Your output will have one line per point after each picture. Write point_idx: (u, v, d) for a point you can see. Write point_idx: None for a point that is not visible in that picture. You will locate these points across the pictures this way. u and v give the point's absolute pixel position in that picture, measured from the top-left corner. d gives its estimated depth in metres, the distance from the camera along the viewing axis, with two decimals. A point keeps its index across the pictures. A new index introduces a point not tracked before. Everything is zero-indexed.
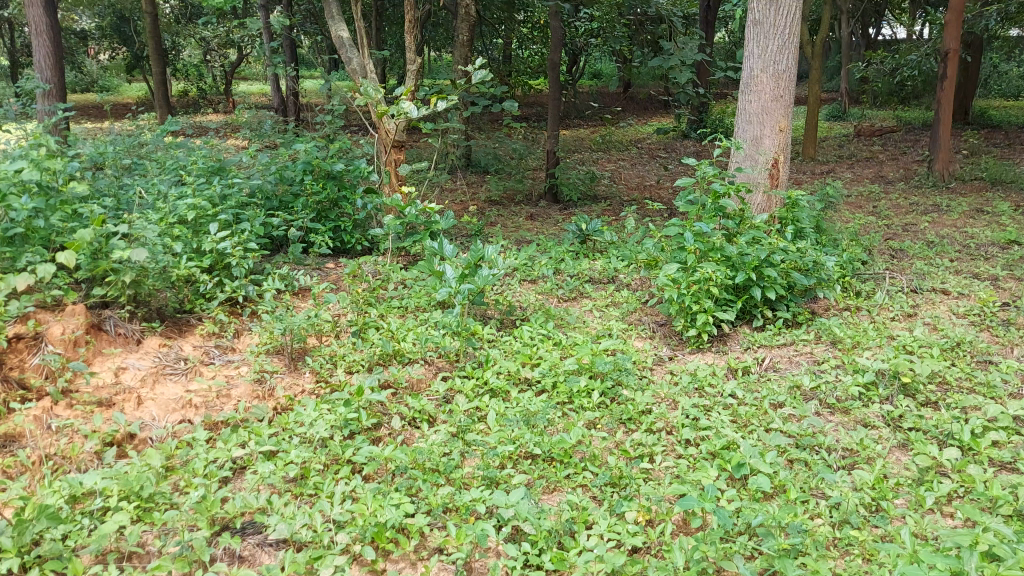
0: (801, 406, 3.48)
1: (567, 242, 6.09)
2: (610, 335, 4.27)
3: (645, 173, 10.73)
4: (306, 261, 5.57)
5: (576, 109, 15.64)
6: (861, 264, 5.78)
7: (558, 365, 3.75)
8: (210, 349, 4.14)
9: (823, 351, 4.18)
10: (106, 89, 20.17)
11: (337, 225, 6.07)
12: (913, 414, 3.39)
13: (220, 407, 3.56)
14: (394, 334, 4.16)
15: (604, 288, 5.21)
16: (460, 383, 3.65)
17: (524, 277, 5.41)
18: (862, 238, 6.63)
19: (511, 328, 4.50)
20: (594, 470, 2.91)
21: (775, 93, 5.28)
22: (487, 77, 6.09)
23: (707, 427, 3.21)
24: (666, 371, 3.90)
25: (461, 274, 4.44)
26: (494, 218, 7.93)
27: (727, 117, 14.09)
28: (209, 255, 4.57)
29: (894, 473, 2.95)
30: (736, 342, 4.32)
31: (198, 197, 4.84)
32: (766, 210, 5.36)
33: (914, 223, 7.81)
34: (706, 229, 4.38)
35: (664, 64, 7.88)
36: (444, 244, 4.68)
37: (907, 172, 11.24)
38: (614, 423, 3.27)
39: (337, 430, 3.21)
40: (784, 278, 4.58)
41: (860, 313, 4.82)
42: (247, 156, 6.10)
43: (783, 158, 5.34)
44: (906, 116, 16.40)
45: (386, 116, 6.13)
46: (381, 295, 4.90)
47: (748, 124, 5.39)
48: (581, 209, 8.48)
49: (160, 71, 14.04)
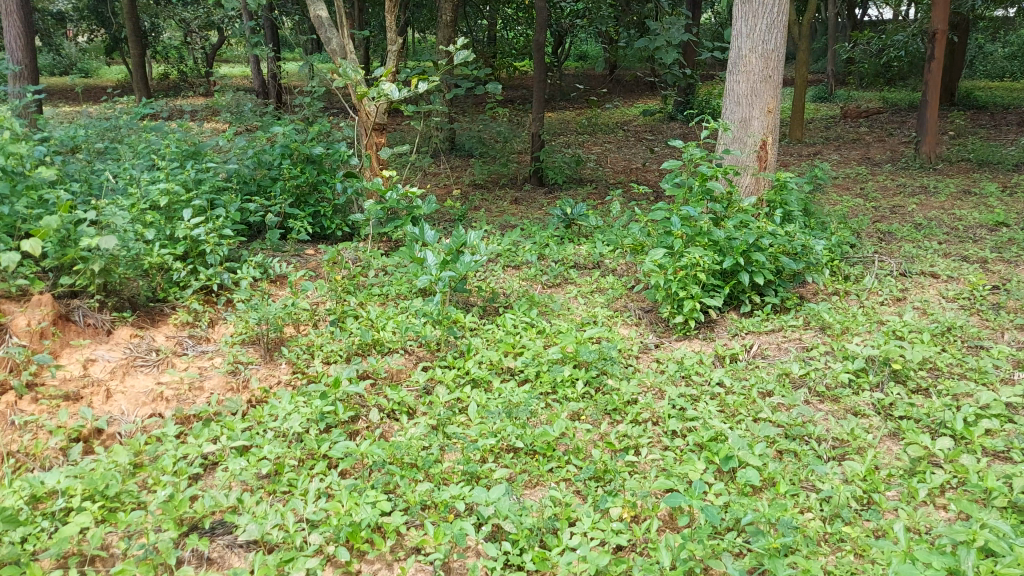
0: (789, 395, 3.40)
1: (552, 226, 5.98)
2: (595, 323, 4.17)
3: (632, 155, 10.62)
4: (284, 247, 5.44)
5: (562, 91, 15.50)
6: (850, 247, 5.70)
7: (542, 354, 3.65)
8: (184, 340, 4.01)
9: (813, 337, 4.10)
10: (85, 73, 19.86)
11: (317, 210, 5.94)
12: (904, 401, 3.32)
13: (192, 400, 3.43)
14: (373, 323, 4.05)
15: (589, 273, 5.13)
16: (440, 373, 3.55)
17: (508, 263, 5.31)
18: (850, 221, 6.55)
19: (493, 315, 4.40)
20: (578, 464, 2.82)
21: (764, 74, 5.17)
22: (470, 58, 5.95)
23: (694, 417, 3.12)
24: (652, 359, 3.81)
25: (443, 261, 4.32)
26: (479, 202, 7.82)
27: (714, 98, 13.98)
28: (182, 242, 4.43)
29: (885, 464, 2.87)
30: (723, 328, 4.23)
31: (171, 181, 4.69)
32: (754, 193, 5.27)
33: (902, 205, 7.75)
34: (693, 213, 4.29)
35: (650, 46, 7.81)
36: (426, 230, 4.57)
37: (894, 154, 11.19)
38: (599, 413, 3.18)
39: (313, 423, 3.10)
40: (772, 262, 4.50)
41: (848, 298, 4.75)
42: (224, 139, 5.94)
43: (772, 139, 5.24)
44: (892, 97, 16.35)
45: (366, 98, 5.97)
46: (361, 283, 4.78)
47: (737, 105, 5.27)
48: (567, 192, 8.38)
49: (139, 53, 13.78)
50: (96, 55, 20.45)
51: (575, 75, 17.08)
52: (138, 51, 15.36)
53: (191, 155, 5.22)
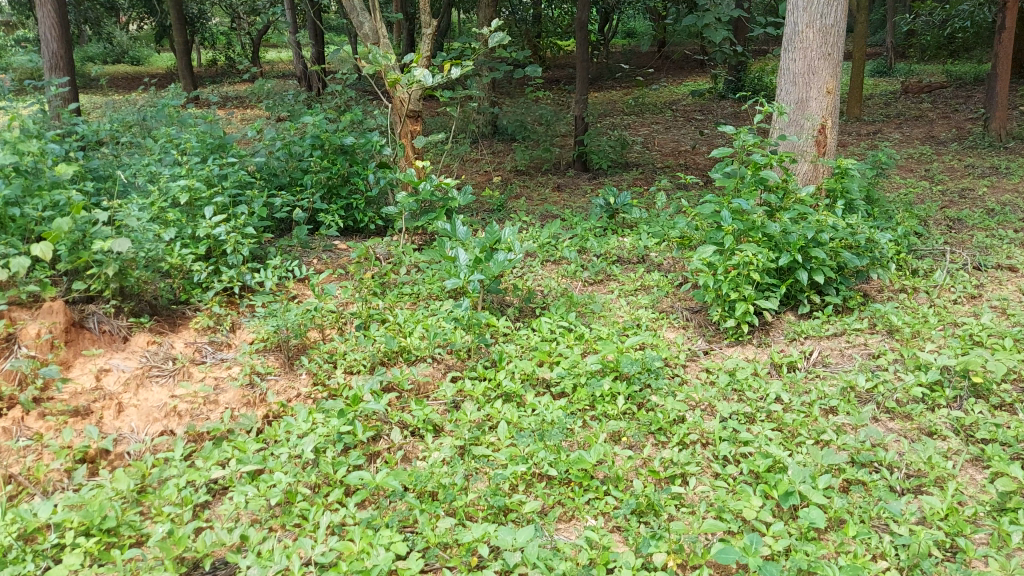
0: (855, 412, 3.05)
1: (594, 217, 5.69)
2: (638, 327, 3.87)
3: (680, 137, 10.21)
4: (314, 244, 5.23)
5: (607, 70, 15.07)
6: (917, 237, 5.28)
7: (580, 364, 3.36)
8: (203, 347, 3.81)
9: (880, 342, 3.74)
10: (137, 62, 20.07)
11: (349, 203, 5.73)
12: (987, 421, 2.95)
13: (206, 415, 3.22)
14: (400, 328, 3.81)
15: (634, 270, 4.83)
16: (469, 385, 3.29)
17: (546, 259, 5.03)
18: (916, 208, 6.10)
19: (529, 318, 4.12)
20: (617, 496, 2.54)
21: (823, 50, 4.74)
22: (505, 41, 5.63)
23: (748, 441, 2.80)
24: (701, 369, 3.50)
25: (475, 260, 4.07)
26: (519, 190, 7.54)
27: (766, 75, 13.42)
28: (204, 242, 4.23)
29: (969, 498, 2.54)
30: (780, 331, 3.89)
31: (192, 177, 4.48)
32: (812, 182, 4.88)
33: (970, 188, 7.24)
34: (745, 206, 3.93)
35: (699, 22, 7.16)
36: (457, 227, 4.31)
37: (960, 131, 10.58)
38: (641, 435, 2.89)
39: (329, 445, 2.86)
40: (833, 258, 4.12)
41: (917, 296, 4.37)
42: (253, 130, 5.74)
43: (831, 122, 4.83)
44: (955, 71, 15.54)
45: (399, 84, 5.72)
46: (392, 282, 4.57)
47: (793, 85, 4.87)
48: (611, 178, 8.04)
49: (182, 41, 13.68)
50: (145, 42, 20.59)
51: (623, 53, 16.60)
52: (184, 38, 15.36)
53: (217, 148, 5.01)
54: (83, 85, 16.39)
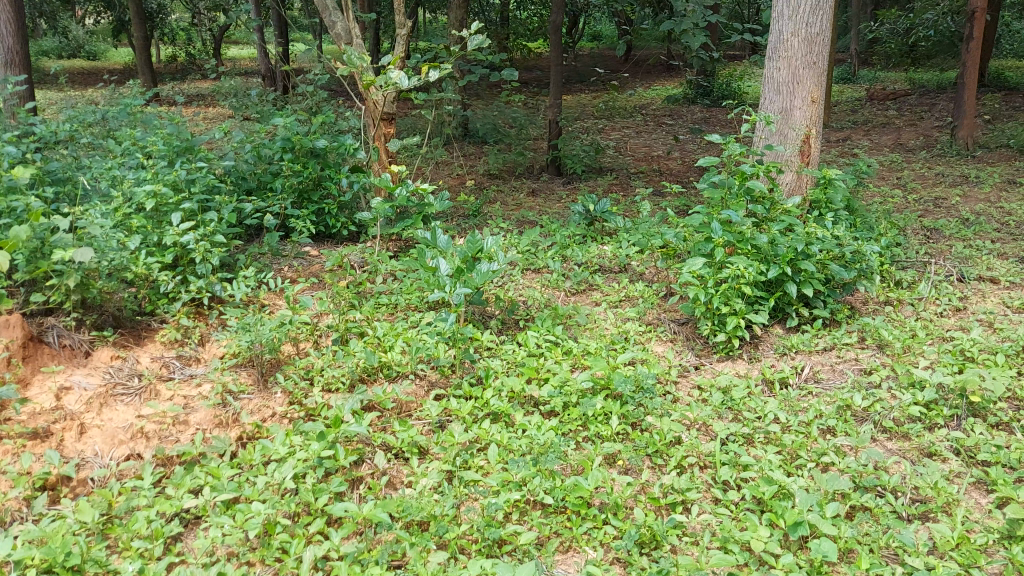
0: (854, 433, 2.97)
1: (573, 224, 5.59)
2: (626, 341, 3.77)
3: (652, 142, 10.16)
4: (286, 251, 5.05)
5: (577, 72, 15.01)
6: (898, 247, 5.25)
7: (570, 381, 3.24)
8: (170, 362, 3.62)
9: (871, 357, 3.67)
10: (94, 57, 19.58)
11: (322, 208, 5.55)
12: (988, 441, 2.89)
13: (176, 437, 3.03)
14: (379, 342, 3.66)
15: (617, 280, 4.74)
16: (455, 404, 3.15)
17: (527, 267, 4.92)
18: (894, 216, 6.08)
19: (513, 331, 4.00)
20: (616, 526, 2.43)
21: (808, 59, 4.69)
22: (483, 44, 5.49)
23: (749, 465, 2.70)
24: (693, 386, 3.40)
25: (457, 269, 3.98)
26: (494, 195, 7.41)
27: (735, 80, 13.45)
28: (171, 250, 4.03)
29: (978, 525, 2.46)
30: (769, 345, 3.81)
31: (158, 181, 4.27)
32: (796, 192, 4.82)
33: (943, 197, 7.27)
34: (734, 217, 3.85)
35: (676, 27, 7.08)
36: (438, 236, 4.16)
37: (928, 139, 10.68)
38: (637, 458, 2.78)
39: (309, 471, 2.70)
40: (821, 270, 4.04)
41: (903, 309, 4.33)
42: (221, 132, 5.53)
43: (815, 132, 4.78)
44: (919, 78, 15.72)
45: (373, 86, 5.55)
46: (368, 291, 4.45)
47: (777, 93, 4.80)
48: (586, 183, 7.95)
49: (142, 36, 13.31)
50: (103, 37, 20.12)
51: (592, 56, 16.56)
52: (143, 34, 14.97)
53: (184, 151, 4.80)
54: (38, 80, 15.90)
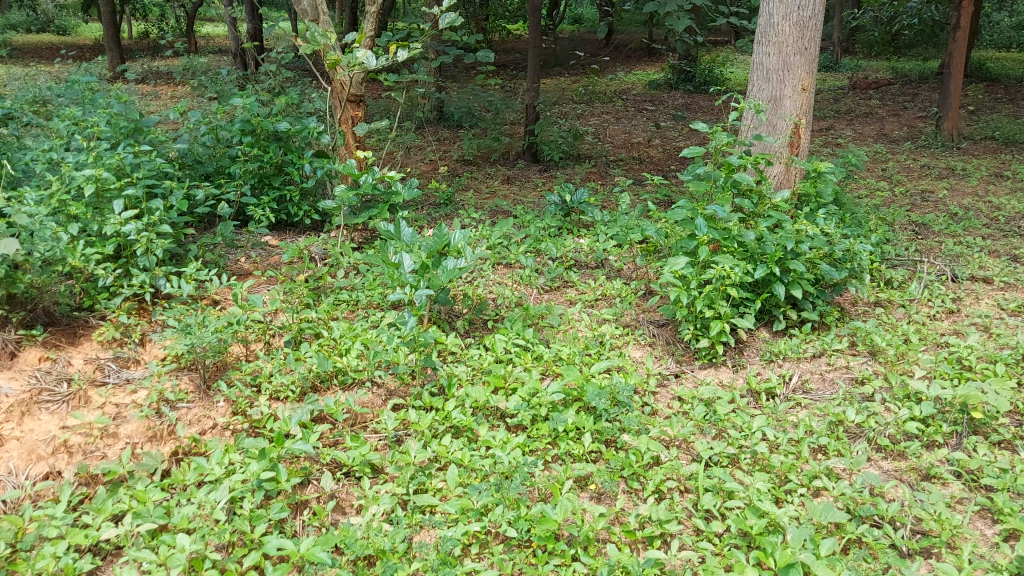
0: (847, 453, 2.74)
1: (548, 216, 5.34)
2: (601, 346, 3.52)
3: (632, 128, 9.92)
4: (243, 241, 4.75)
5: (557, 56, 14.71)
6: (887, 243, 5.02)
7: (540, 392, 2.98)
8: (106, 364, 3.32)
9: (863, 366, 3.45)
10: (64, 31, 19.10)
11: (283, 194, 5.24)
12: (992, 464, 2.65)
13: (102, 452, 2.73)
14: (336, 345, 3.38)
15: (593, 277, 4.51)
16: (414, 416, 2.88)
17: (498, 262, 4.67)
18: (881, 211, 5.85)
19: (481, 333, 3.74)
20: (587, 563, 2.17)
21: (799, 45, 4.42)
22: (456, 23, 5.19)
23: (735, 491, 2.46)
24: (673, 397, 3.16)
25: (422, 265, 3.71)
26: (468, 183, 7.13)
27: (718, 66, 13.20)
28: (111, 241, 3.70)
29: (984, 562, 2.24)
30: (754, 351, 3.57)
31: (99, 165, 3.91)
32: (785, 186, 4.57)
33: (930, 190, 7.06)
34: (720, 213, 3.60)
35: (660, 10, 6.78)
36: (402, 229, 3.94)
37: (912, 130, 10.48)
38: (613, 481, 2.53)
39: (247, 495, 2.42)
40: (810, 270, 3.80)
41: (894, 311, 4.10)
42: (176, 113, 5.18)
43: (806, 122, 4.52)
44: (901, 67, 15.54)
45: (340, 66, 5.25)
46: (328, 287, 4.18)
47: (766, 80, 4.54)
48: (563, 171, 7.68)
49: (109, 11, 12.82)
50: (74, 12, 19.73)
51: (574, 39, 16.26)
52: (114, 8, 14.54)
53: (131, 132, 4.45)
54: (2, 56, 15.36)
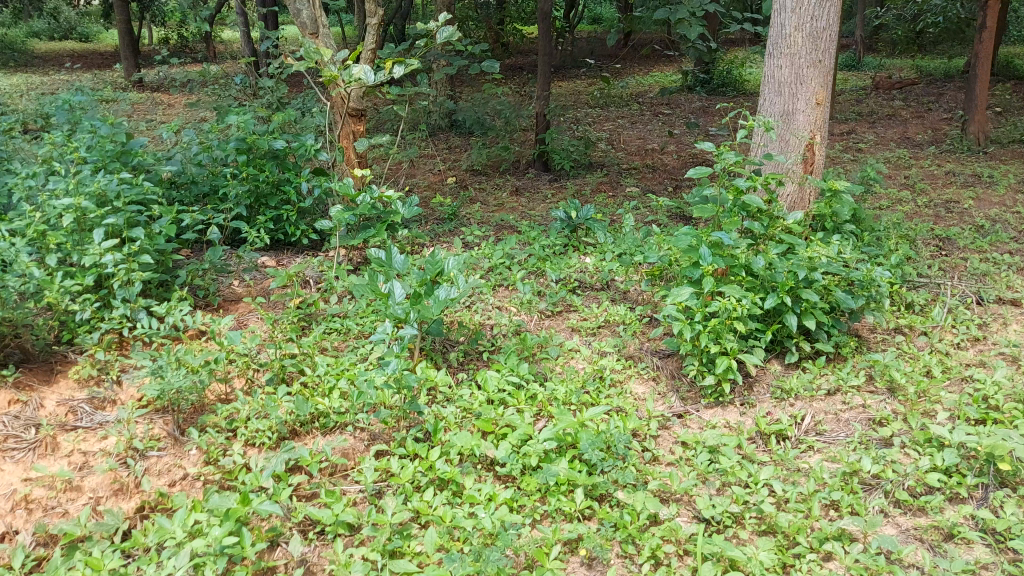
0: (862, 509, 2.53)
1: (553, 233, 5.14)
2: (601, 382, 3.32)
3: (647, 134, 9.69)
4: (235, 264, 4.60)
5: (572, 58, 14.50)
6: (909, 262, 4.77)
7: (532, 439, 2.79)
8: (79, 405, 3.17)
9: (881, 405, 3.22)
10: (85, 39, 19.23)
11: (279, 214, 5.08)
12: (1021, 524, 2.43)
13: (63, 509, 2.57)
14: (319, 384, 3.21)
15: (598, 301, 4.31)
16: (396, 467, 2.70)
17: (498, 284, 4.48)
18: (904, 224, 5.60)
19: (475, 366, 3.55)
20: None
21: (812, 57, 4.19)
22: (455, 36, 5.02)
23: (737, 559, 2.25)
24: (676, 441, 2.96)
25: (413, 295, 3.51)
26: (475, 194, 6.94)
27: (736, 68, 12.91)
28: (90, 273, 3.55)
29: None
30: (764, 387, 3.36)
31: (80, 193, 3.77)
32: (800, 205, 4.34)
33: (955, 200, 6.78)
34: (727, 241, 3.39)
35: (671, 16, 6.55)
36: (394, 255, 3.71)
37: (937, 133, 10.16)
38: (605, 546, 2.34)
39: (209, 562, 2.25)
40: (825, 298, 3.58)
41: (915, 339, 3.87)
42: (169, 132, 5.03)
43: (820, 137, 4.29)
44: (925, 66, 15.15)
45: (337, 81, 5.09)
46: (319, 315, 4.02)
47: (778, 93, 4.32)
48: (574, 181, 7.47)
49: (123, 19, 12.77)
50: (94, 18, 19.83)
51: (590, 40, 16.03)
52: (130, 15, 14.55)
53: (118, 155, 4.31)
54: (20, 64, 15.41)
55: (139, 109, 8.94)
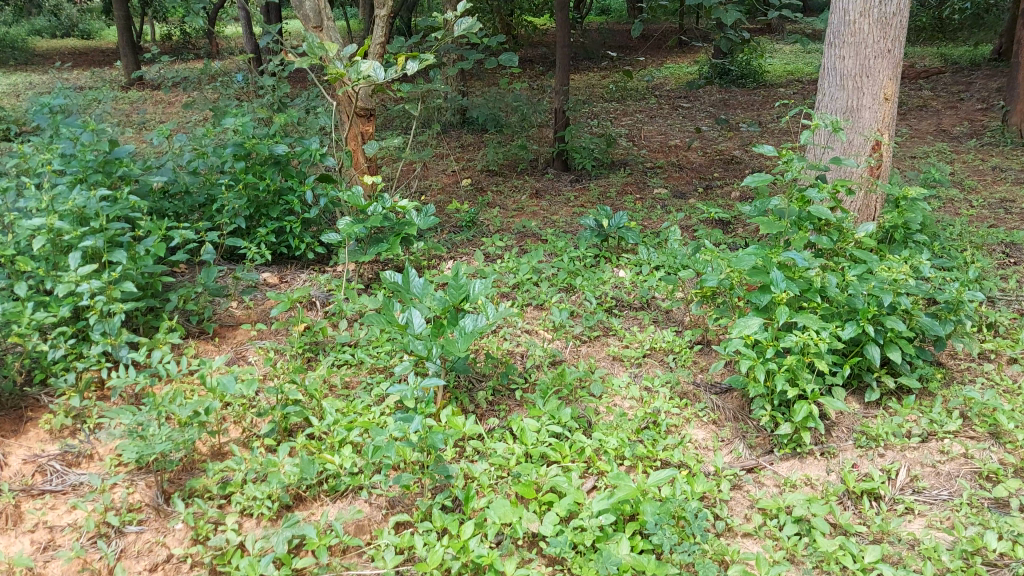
0: None
1: (583, 243, 4.67)
2: (656, 428, 2.86)
3: (669, 129, 9.20)
4: (234, 284, 4.15)
5: (586, 50, 14.01)
6: (983, 272, 4.27)
7: (584, 509, 2.32)
8: (50, 462, 2.72)
9: (985, 454, 2.75)
10: (88, 36, 18.88)
11: (282, 226, 4.63)
12: None
13: None
14: (328, 435, 2.75)
15: (639, 322, 3.85)
16: (423, 549, 2.24)
17: (526, 304, 4.02)
18: (966, 228, 5.09)
19: (507, 407, 3.10)
20: None
21: (881, 46, 3.70)
22: (474, 28, 4.53)
23: None
24: (753, 506, 2.49)
25: (436, 325, 3.05)
26: (492, 198, 6.48)
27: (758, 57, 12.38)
28: (65, 303, 3.09)
29: None
30: (844, 432, 2.89)
31: (53, 211, 3.31)
32: (866, 214, 3.88)
33: (1009, 199, 6.26)
34: (800, 262, 2.92)
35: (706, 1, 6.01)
36: (413, 278, 3.26)
37: (974, 125, 9.62)
38: None
39: None
40: (908, 325, 3.10)
41: (1007, 367, 3.38)
42: (160, 138, 4.58)
43: (889, 137, 3.82)
44: (951, 53, 14.55)
45: (344, 79, 4.61)
46: (327, 345, 3.57)
47: (840, 88, 3.85)
48: (598, 181, 6.99)
49: (122, 16, 12.32)
50: (95, 15, 19.45)
51: (603, 31, 15.52)
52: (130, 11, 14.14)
53: (101, 165, 3.86)
54: (19, 62, 15.01)
55: (136, 110, 8.48)
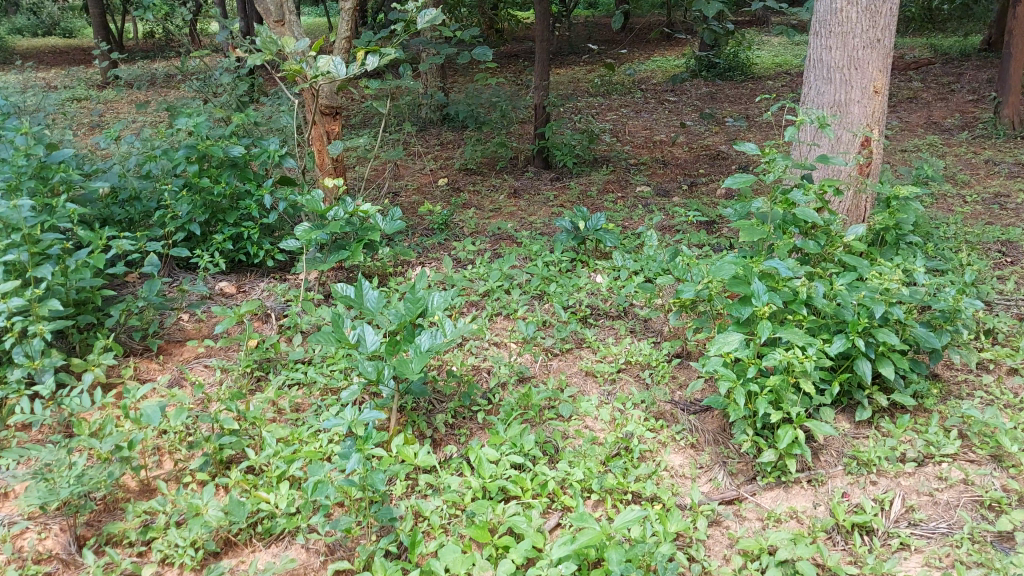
0: None
1: (558, 246, 4.41)
2: (628, 456, 2.62)
3: (654, 124, 8.95)
4: (184, 296, 3.89)
5: (571, 44, 13.75)
6: (979, 274, 4.04)
7: (543, 556, 2.07)
8: None
9: (987, 480, 2.51)
10: (69, 34, 18.55)
11: (239, 232, 4.36)
12: None
13: None
14: (267, 469, 2.50)
15: (616, 333, 3.60)
16: None
17: (496, 314, 3.77)
18: (960, 226, 4.85)
19: (468, 431, 2.85)
20: None
21: (869, 35, 3.46)
22: (438, 19, 4.25)
23: None
24: (732, 547, 2.25)
25: (390, 343, 2.80)
26: (469, 198, 6.22)
27: (745, 49, 12.14)
28: None
29: None
30: (834, 456, 2.65)
31: None
32: (855, 216, 3.66)
33: (1004, 194, 6.03)
34: (784, 272, 2.68)
35: None
36: (366, 291, 3.00)
37: (965, 117, 9.40)
38: None
39: None
40: (901, 336, 2.86)
41: (1008, 379, 3.15)
42: (107, 140, 4.30)
43: (878, 133, 3.58)
44: (941, 43, 14.33)
45: (303, 76, 4.34)
46: (279, 363, 3.32)
47: (827, 81, 3.60)
48: (579, 179, 6.74)
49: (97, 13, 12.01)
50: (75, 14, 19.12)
51: (590, 24, 15.27)
52: (106, 6, 13.78)
53: (36, 171, 3.58)
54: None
55: (104, 110, 8.20)
